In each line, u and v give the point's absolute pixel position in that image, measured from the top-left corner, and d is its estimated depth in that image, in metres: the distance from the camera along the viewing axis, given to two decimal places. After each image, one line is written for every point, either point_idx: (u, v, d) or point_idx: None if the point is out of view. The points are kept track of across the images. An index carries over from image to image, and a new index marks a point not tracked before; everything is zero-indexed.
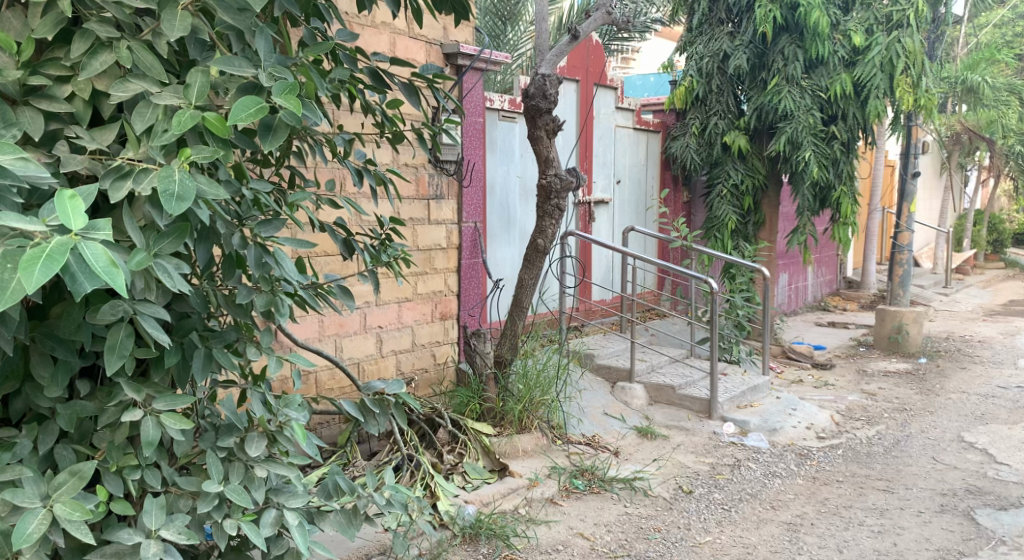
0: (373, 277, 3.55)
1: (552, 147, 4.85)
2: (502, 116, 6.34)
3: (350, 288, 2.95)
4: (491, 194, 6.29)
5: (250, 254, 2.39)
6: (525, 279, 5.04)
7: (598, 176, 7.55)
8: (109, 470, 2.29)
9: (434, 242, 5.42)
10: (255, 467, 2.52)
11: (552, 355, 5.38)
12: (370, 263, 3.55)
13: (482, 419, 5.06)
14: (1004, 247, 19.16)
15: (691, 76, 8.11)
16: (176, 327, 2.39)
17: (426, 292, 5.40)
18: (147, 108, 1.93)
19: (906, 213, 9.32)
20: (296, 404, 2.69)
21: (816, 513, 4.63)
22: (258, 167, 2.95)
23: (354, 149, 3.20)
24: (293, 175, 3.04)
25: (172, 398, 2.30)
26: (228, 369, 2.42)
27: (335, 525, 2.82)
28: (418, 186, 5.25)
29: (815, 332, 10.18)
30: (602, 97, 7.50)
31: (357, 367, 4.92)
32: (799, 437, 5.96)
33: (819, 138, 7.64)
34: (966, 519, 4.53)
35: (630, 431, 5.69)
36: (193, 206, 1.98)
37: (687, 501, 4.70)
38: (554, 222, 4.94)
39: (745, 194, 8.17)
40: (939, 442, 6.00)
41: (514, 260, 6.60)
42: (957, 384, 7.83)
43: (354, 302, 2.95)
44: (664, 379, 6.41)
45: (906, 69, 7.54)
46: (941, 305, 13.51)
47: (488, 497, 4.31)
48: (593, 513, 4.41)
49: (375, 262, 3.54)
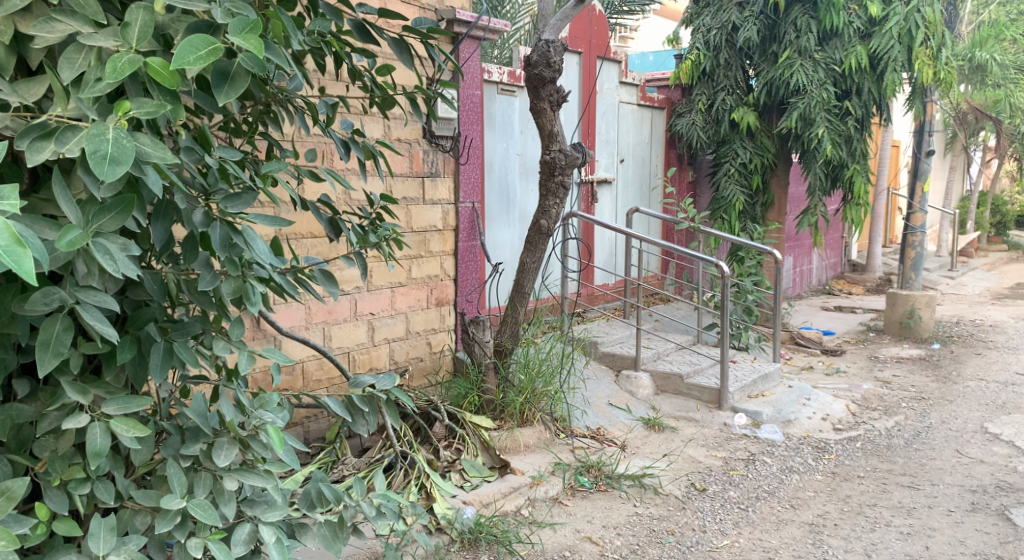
0: (359, 259, 3.17)
1: (556, 121, 4.51)
2: (501, 89, 5.99)
3: (333, 271, 2.59)
4: (489, 172, 5.95)
5: (215, 233, 2.00)
6: (526, 263, 4.72)
7: (602, 154, 7.19)
8: (51, 484, 1.92)
9: (429, 223, 5.07)
10: (225, 478, 2.14)
11: (555, 343, 5.10)
12: (357, 244, 3.17)
13: (481, 412, 4.75)
14: (1008, 230, 18.81)
15: (698, 49, 7.70)
16: (132, 317, 2.02)
17: (421, 276, 5.06)
18: (78, 53, 1.59)
19: (919, 193, 8.99)
20: (274, 406, 2.33)
21: (839, 513, 4.33)
22: (229, 137, 2.60)
23: (339, 116, 2.83)
24: (268, 143, 2.67)
25: (124, 401, 1.93)
26: (193, 367, 2.06)
27: (318, 539, 2.46)
28: (412, 162, 4.91)
29: (822, 316, 9.89)
30: (606, 71, 7.14)
31: (348, 356, 4.61)
32: (815, 429, 5.65)
33: (833, 113, 7.30)
34: (1001, 520, 4.23)
35: (637, 423, 5.39)
36: (137, 172, 1.64)
37: (701, 500, 4.39)
38: (558, 201, 4.61)
39: (753, 173, 7.82)
40: (962, 433, 5.70)
41: (514, 243, 6.25)
42: (974, 371, 7.55)
43: (338, 288, 2.60)
44: (671, 367, 6.09)
45: (926, 40, 7.24)
46: (948, 288, 13.24)
47: (489, 497, 4.00)
48: (601, 513, 4.10)
49: (361, 243, 3.16)
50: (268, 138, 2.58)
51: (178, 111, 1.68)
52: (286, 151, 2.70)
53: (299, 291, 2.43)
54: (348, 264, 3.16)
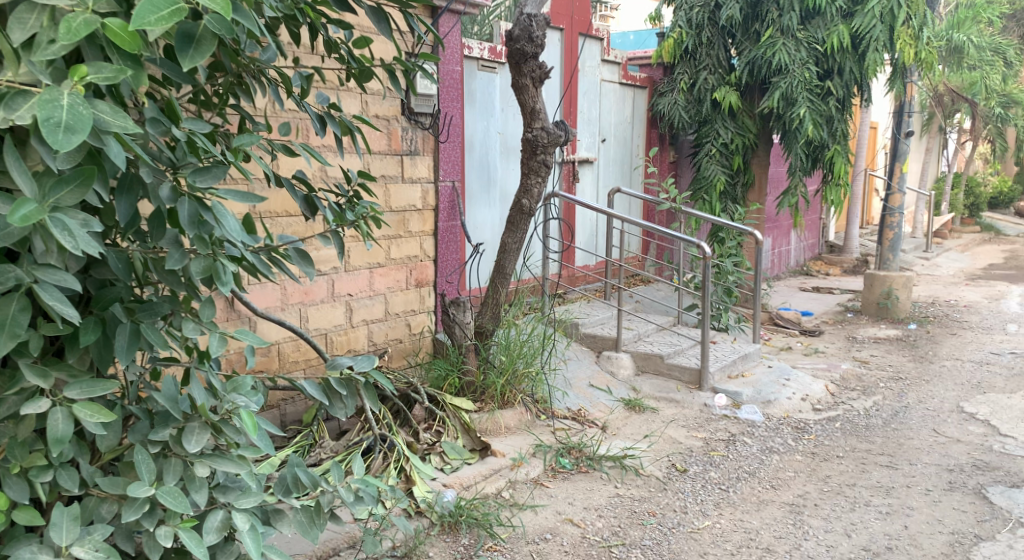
0: (336, 239, 3.08)
1: (538, 97, 4.43)
2: (481, 65, 5.89)
3: (309, 251, 2.50)
4: (470, 150, 5.87)
5: (182, 209, 1.90)
6: (507, 243, 4.65)
7: (583, 133, 7.12)
8: (10, 472, 1.83)
9: (408, 202, 4.99)
10: (196, 464, 2.06)
11: (536, 324, 5.05)
12: (332, 222, 3.07)
13: (461, 394, 4.71)
14: (980, 211, 19.00)
15: (680, 27, 7.63)
16: (96, 297, 1.94)
17: (400, 257, 4.98)
18: (29, 13, 1.50)
19: (898, 174, 9.00)
20: (247, 389, 2.24)
21: (819, 493, 4.33)
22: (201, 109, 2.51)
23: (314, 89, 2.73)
24: (241, 115, 2.57)
25: (88, 385, 1.85)
26: (162, 350, 1.98)
27: (294, 526, 2.40)
28: (391, 140, 4.81)
29: (800, 297, 9.92)
30: (588, 49, 7.06)
31: (325, 338, 4.54)
32: (794, 409, 5.65)
33: (814, 93, 7.28)
34: (978, 499, 4.24)
35: (617, 404, 5.36)
36: (94, 140, 1.56)
37: (682, 481, 4.37)
38: (540, 180, 4.53)
39: (734, 153, 7.78)
40: (938, 413, 5.73)
41: (495, 222, 6.17)
42: (950, 351, 7.60)
43: (314, 268, 2.51)
44: (651, 348, 6.06)
45: (907, 20, 7.24)
46: (923, 268, 13.34)
47: (469, 480, 3.96)
48: (582, 495, 4.07)
49: (338, 221, 3.07)
50: (240, 110, 2.48)
51: (140, 77, 1.63)
52: (259, 126, 2.60)
53: (273, 271, 2.33)
54: (325, 244, 3.07)
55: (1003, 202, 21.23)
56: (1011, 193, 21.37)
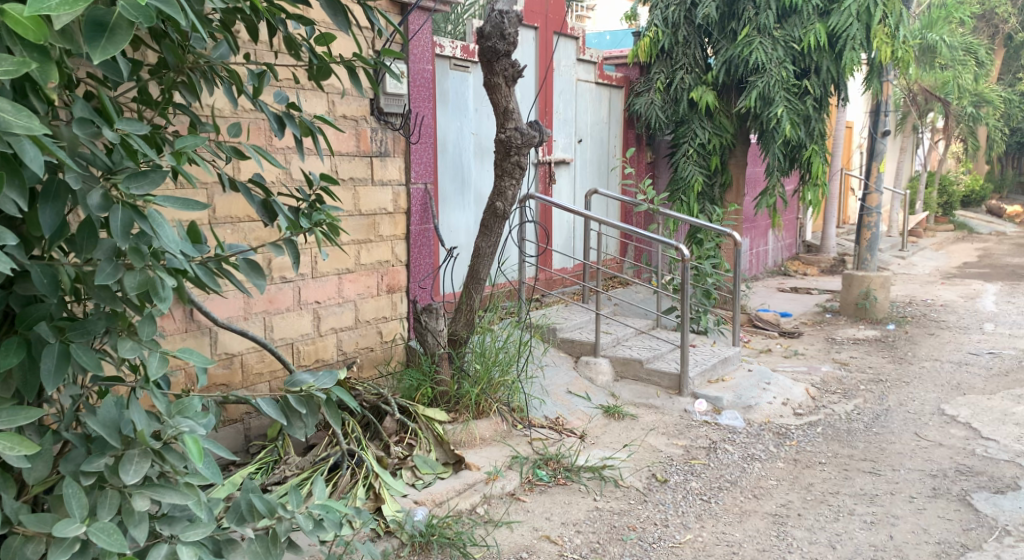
0: (291, 246, 2.92)
1: (511, 97, 4.29)
2: (453, 64, 5.74)
3: (260, 260, 2.32)
4: (443, 151, 5.71)
5: (114, 218, 1.77)
6: (481, 247, 4.51)
7: (559, 133, 6.99)
8: None
9: (379, 205, 4.82)
10: (134, 496, 1.91)
11: (512, 330, 4.91)
12: (287, 229, 2.91)
13: (434, 404, 4.56)
14: (954, 210, 19.09)
15: (656, 26, 7.55)
16: (20, 316, 1.80)
17: (370, 262, 4.81)
18: None
19: (875, 174, 8.95)
20: (194, 412, 2.14)
21: (802, 502, 4.22)
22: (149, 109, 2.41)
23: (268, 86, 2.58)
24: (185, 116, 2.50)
25: (9, 414, 1.68)
26: (95, 374, 1.81)
27: (248, 556, 2.27)
28: (359, 141, 4.66)
29: (779, 298, 9.85)
30: (563, 47, 6.93)
31: (291, 348, 4.37)
32: (776, 414, 5.54)
33: (791, 92, 7.22)
34: (963, 506, 4.15)
35: (596, 411, 5.24)
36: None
37: (662, 492, 4.25)
38: (514, 182, 4.39)
39: (712, 154, 7.69)
40: (919, 415, 5.65)
41: (469, 225, 6.02)
42: (929, 352, 7.55)
43: (265, 279, 2.34)
44: (631, 353, 5.93)
45: (883, 19, 7.19)
46: (899, 267, 13.34)
47: (442, 496, 3.81)
48: (559, 509, 3.94)
49: (292, 228, 2.92)
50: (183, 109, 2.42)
51: (48, 70, 1.66)
52: (206, 127, 2.51)
53: (222, 283, 2.19)
54: (276, 253, 2.88)
55: (975, 200, 21.36)
56: (982, 191, 21.54)
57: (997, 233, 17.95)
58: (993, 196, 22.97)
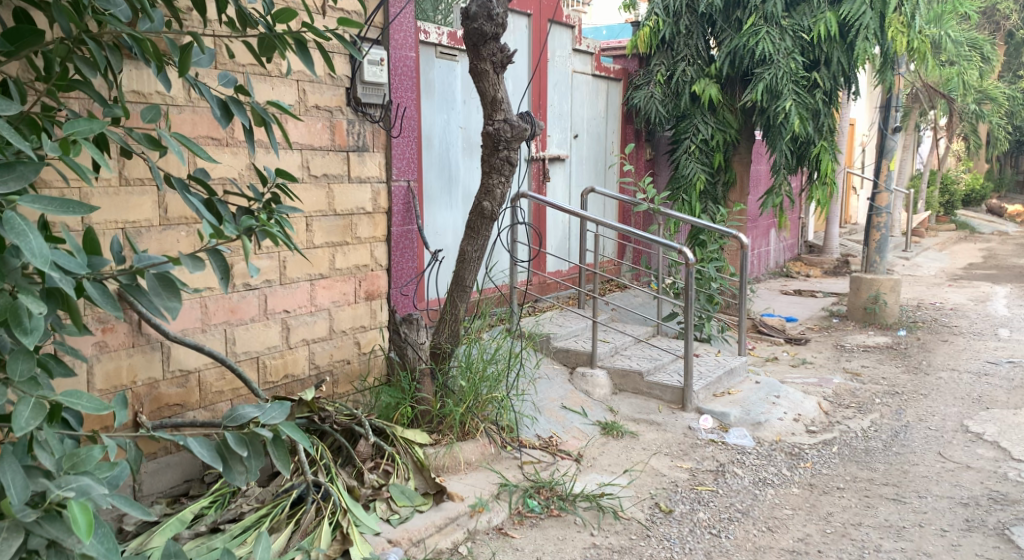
0: (218, 259, 2.60)
1: (500, 85, 3.86)
2: (440, 52, 5.31)
3: (171, 278, 2.37)
4: (427, 147, 5.28)
5: None
6: (466, 251, 4.07)
7: (553, 128, 6.56)
8: None
9: (357, 204, 4.38)
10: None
11: (501, 340, 4.46)
12: (211, 238, 2.51)
13: (415, 425, 4.13)
14: (954, 209, 18.74)
15: (656, 15, 7.12)
16: None
17: (346, 267, 4.37)
18: None
19: (885, 172, 8.51)
20: (90, 467, 2.04)
21: (822, 536, 3.79)
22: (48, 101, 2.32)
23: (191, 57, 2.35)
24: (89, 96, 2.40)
25: None
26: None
27: None
28: (334, 134, 4.22)
29: (783, 302, 9.44)
30: (558, 36, 6.50)
31: (257, 363, 3.94)
32: (787, 432, 5.11)
33: (801, 85, 6.79)
34: (1002, 542, 3.72)
35: (593, 429, 4.82)
36: None
37: (666, 525, 3.82)
38: (503, 179, 3.95)
39: (715, 150, 7.27)
40: (942, 433, 5.24)
41: (456, 227, 5.59)
42: (944, 361, 7.12)
43: (179, 300, 2.37)
44: (630, 364, 5.50)
45: (898, 6, 6.78)
46: (904, 269, 12.93)
47: (419, 533, 3.39)
48: (553, 547, 3.52)
49: (218, 236, 2.53)
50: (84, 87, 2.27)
51: None
52: (111, 108, 2.36)
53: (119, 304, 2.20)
54: (194, 267, 2.44)
55: (976, 199, 20.97)
56: (982, 189, 21.13)
57: (1000, 233, 17.53)
58: (993, 195, 22.58)
